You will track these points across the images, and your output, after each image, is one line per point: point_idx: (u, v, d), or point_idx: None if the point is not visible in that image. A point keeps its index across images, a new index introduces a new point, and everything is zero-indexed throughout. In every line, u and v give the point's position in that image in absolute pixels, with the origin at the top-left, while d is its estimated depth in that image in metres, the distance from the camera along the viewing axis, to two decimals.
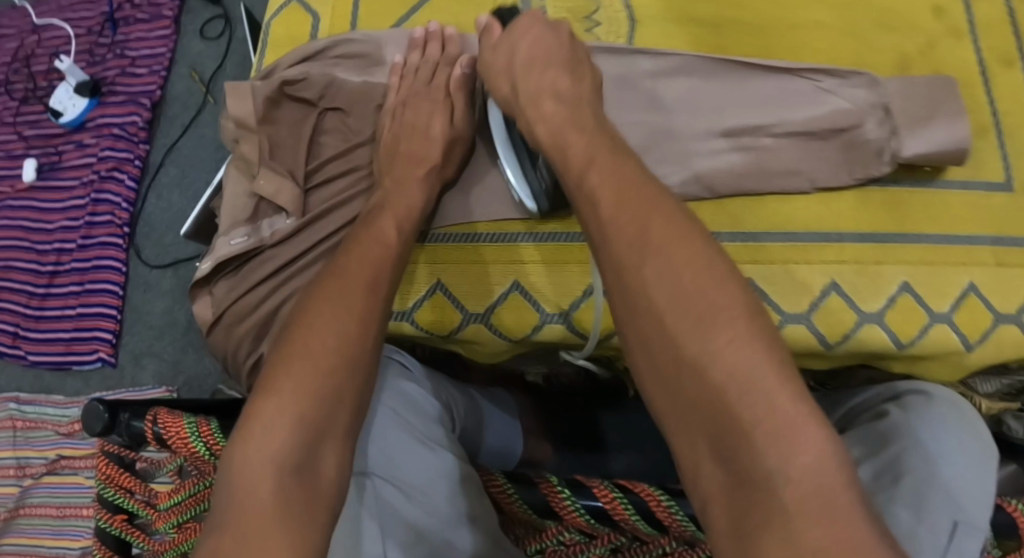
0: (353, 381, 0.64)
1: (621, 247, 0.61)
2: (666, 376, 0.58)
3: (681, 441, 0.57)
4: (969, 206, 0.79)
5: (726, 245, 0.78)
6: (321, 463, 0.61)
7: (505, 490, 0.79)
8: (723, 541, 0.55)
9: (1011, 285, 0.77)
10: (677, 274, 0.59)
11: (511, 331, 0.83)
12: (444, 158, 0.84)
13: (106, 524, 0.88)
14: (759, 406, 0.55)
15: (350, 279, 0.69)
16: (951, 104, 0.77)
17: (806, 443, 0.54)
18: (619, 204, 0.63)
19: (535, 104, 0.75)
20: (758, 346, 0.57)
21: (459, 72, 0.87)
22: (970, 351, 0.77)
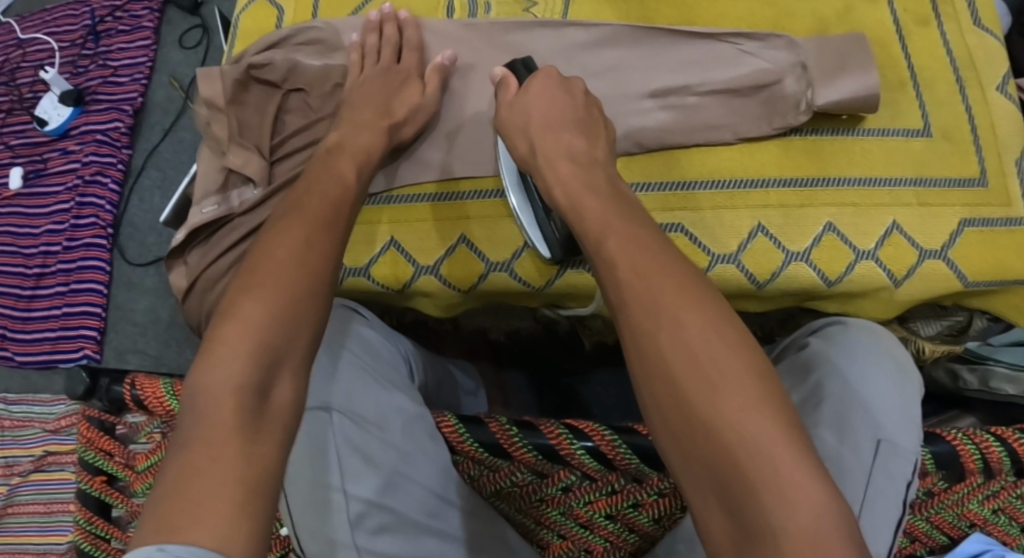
0: (310, 311, 0.66)
1: (636, 315, 0.64)
2: (681, 434, 0.61)
3: (693, 495, 0.61)
4: (889, 152, 0.84)
5: (654, 192, 0.84)
6: (277, 389, 0.63)
7: (457, 431, 0.84)
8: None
9: (932, 222, 0.82)
10: (692, 343, 0.62)
11: (458, 283, 0.87)
12: (408, 118, 0.85)
13: (87, 486, 0.93)
14: (766, 465, 0.58)
15: (308, 215, 0.71)
16: (860, 57, 0.83)
17: (806, 494, 0.58)
18: (635, 273, 0.65)
19: (551, 167, 0.75)
20: (766, 412, 0.60)
21: (438, 62, 0.88)
22: (896, 286, 0.82)
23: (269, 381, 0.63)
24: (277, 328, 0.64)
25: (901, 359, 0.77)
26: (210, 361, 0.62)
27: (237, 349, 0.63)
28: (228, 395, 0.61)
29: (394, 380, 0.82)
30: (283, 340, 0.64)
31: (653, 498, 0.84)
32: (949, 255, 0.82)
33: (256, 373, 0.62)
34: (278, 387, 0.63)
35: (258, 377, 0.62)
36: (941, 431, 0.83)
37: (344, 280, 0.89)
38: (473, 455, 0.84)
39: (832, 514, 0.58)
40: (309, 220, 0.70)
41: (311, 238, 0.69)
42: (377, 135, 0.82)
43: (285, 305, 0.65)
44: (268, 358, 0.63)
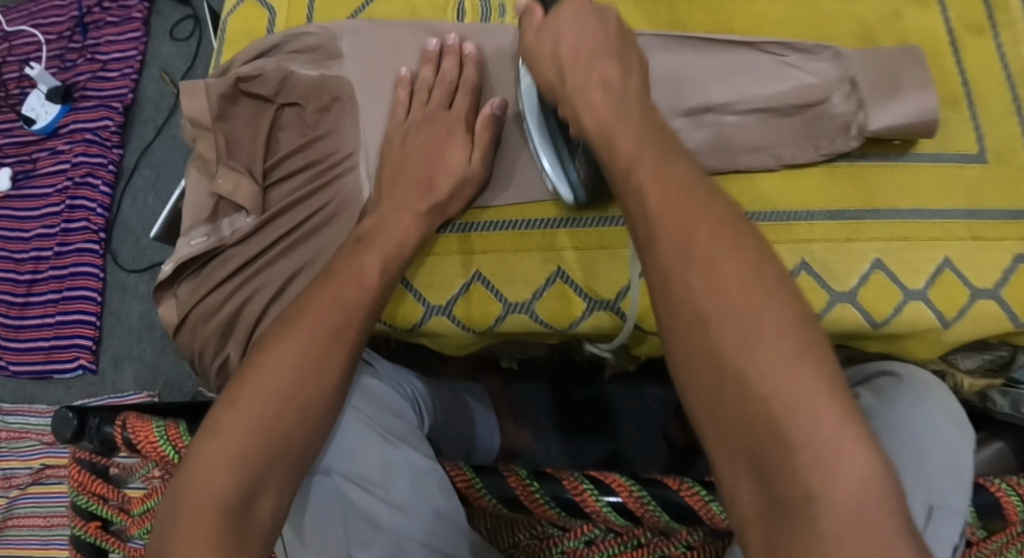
0: (294, 423, 0.67)
1: (667, 254, 0.59)
2: (709, 389, 0.57)
3: (722, 461, 0.57)
4: (942, 178, 0.76)
5: (763, 223, 0.76)
6: (258, 505, 0.64)
7: (473, 485, 0.78)
8: (755, 539, 0.55)
9: (986, 259, 0.75)
10: (724, 282, 0.58)
11: (473, 323, 0.80)
12: (453, 193, 0.78)
13: (81, 531, 0.88)
14: (805, 427, 0.54)
15: (317, 318, 0.70)
16: (915, 74, 0.75)
17: (849, 468, 0.53)
18: (666, 207, 0.60)
19: (583, 95, 0.69)
20: (806, 364, 0.55)
21: (488, 112, 0.79)
22: (947, 328, 0.75)
23: (254, 493, 0.64)
24: (265, 447, 0.65)
25: (955, 416, 0.71)
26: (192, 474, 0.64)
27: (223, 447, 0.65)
28: (209, 514, 0.62)
29: (403, 433, 0.76)
30: (266, 446, 0.65)
31: (681, 551, 0.78)
32: (1001, 295, 0.74)
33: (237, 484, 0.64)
34: (261, 500, 0.64)
35: (240, 494, 0.64)
36: (984, 480, 0.76)
37: None
38: (490, 508, 0.78)
39: (876, 490, 0.53)
40: (317, 328, 0.70)
41: (312, 344, 0.69)
42: (414, 209, 0.77)
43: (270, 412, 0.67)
44: (248, 468, 0.64)
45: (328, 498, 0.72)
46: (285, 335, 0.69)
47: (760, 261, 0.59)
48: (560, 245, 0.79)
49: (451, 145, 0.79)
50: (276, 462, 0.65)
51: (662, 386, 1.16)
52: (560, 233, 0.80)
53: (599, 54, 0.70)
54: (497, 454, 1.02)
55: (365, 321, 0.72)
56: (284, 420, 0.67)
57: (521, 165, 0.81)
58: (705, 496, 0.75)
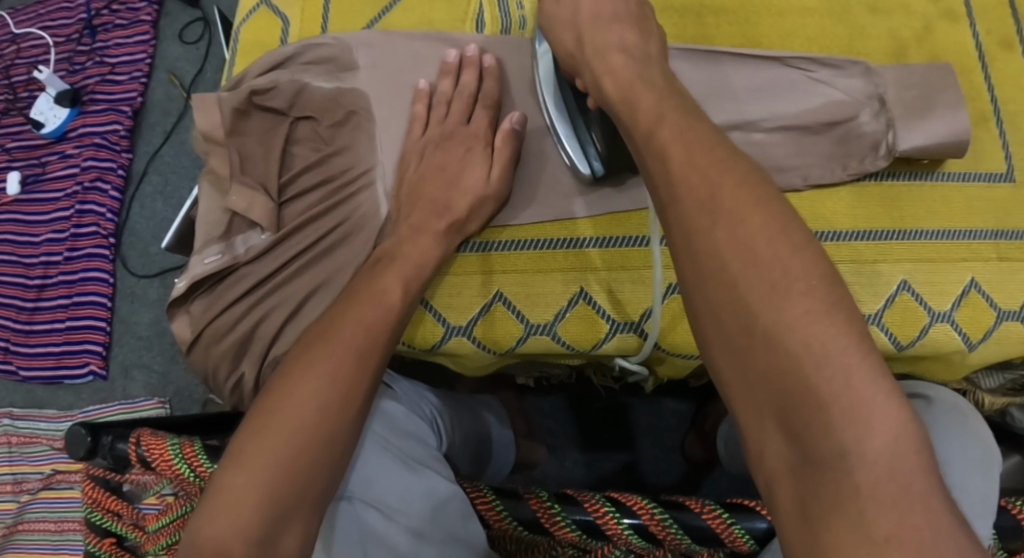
0: (318, 454, 0.65)
1: (693, 212, 0.59)
2: (737, 347, 0.56)
3: (749, 419, 0.56)
4: (970, 199, 0.75)
5: (828, 243, 0.74)
6: (284, 540, 0.63)
7: (493, 507, 0.76)
8: (789, 517, 0.54)
9: (1013, 280, 0.74)
10: (750, 236, 0.57)
11: (495, 344, 0.78)
12: (471, 212, 0.78)
13: (95, 549, 0.85)
14: (837, 381, 0.53)
15: (341, 342, 0.69)
16: (947, 94, 0.73)
17: (883, 424, 0.52)
18: (691, 166, 0.60)
19: (603, 59, 0.71)
20: (836, 319, 0.54)
21: (507, 126, 0.79)
22: (970, 351, 0.74)
23: (280, 527, 0.63)
24: (291, 475, 0.64)
25: (983, 443, 0.69)
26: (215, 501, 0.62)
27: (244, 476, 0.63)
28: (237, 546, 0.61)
29: (423, 457, 0.76)
30: (294, 478, 0.64)
31: None
32: None
33: (262, 524, 0.62)
34: (286, 536, 0.63)
35: (266, 526, 0.62)
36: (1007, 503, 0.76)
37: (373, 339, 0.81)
38: (511, 532, 0.77)
39: (910, 445, 0.52)
40: (342, 354, 0.69)
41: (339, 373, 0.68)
42: (432, 230, 0.77)
43: (296, 446, 0.65)
44: (278, 496, 0.63)
45: (344, 522, 0.70)
46: (308, 359, 0.68)
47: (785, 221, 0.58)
48: (588, 264, 0.79)
49: (467, 166, 0.79)
50: (306, 494, 0.64)
51: (680, 399, 1.15)
52: (589, 253, 0.79)
53: (617, 17, 0.73)
54: (512, 469, 1.02)
55: (386, 344, 0.71)
56: (310, 451, 0.65)
57: (541, 182, 0.80)
58: (728, 519, 0.75)
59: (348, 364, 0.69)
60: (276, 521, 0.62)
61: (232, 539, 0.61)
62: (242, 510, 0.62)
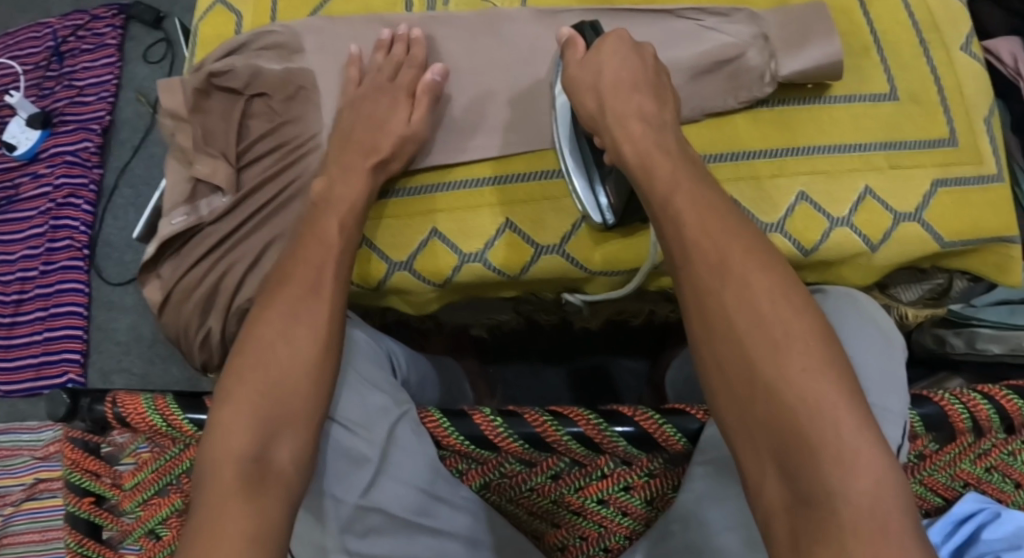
0: (280, 371, 0.71)
1: (701, 272, 0.67)
2: (742, 399, 0.64)
3: (750, 461, 0.63)
4: (856, 117, 0.84)
5: (712, 164, 0.82)
6: (277, 452, 0.68)
7: (442, 425, 0.82)
8: (779, 545, 0.60)
9: (904, 185, 0.82)
10: (756, 301, 0.65)
11: (434, 276, 0.87)
12: (396, 152, 0.85)
13: (75, 508, 0.91)
14: (828, 430, 0.61)
15: (296, 282, 0.76)
16: (822, 26, 0.82)
17: (865, 468, 0.60)
18: (703, 233, 0.68)
19: (623, 125, 0.76)
20: (829, 376, 0.62)
21: (429, 77, 0.87)
22: (874, 252, 0.82)
23: (269, 442, 0.68)
24: (264, 401, 0.70)
25: (884, 327, 0.77)
26: (212, 435, 0.68)
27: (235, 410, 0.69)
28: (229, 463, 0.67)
29: (386, 383, 0.84)
30: (272, 405, 0.70)
31: (644, 479, 0.83)
32: (923, 217, 0.82)
33: (255, 443, 0.68)
34: (277, 450, 0.68)
35: (255, 442, 0.68)
36: (929, 393, 0.78)
37: None
38: (460, 449, 0.82)
39: (889, 487, 0.60)
40: (293, 295, 0.75)
41: (298, 308, 0.74)
42: (362, 168, 0.84)
43: (273, 374, 0.71)
44: (263, 419, 0.69)
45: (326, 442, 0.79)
46: (269, 302, 0.75)
47: (753, 247, 0.67)
48: (512, 197, 0.87)
49: (395, 112, 0.86)
50: (288, 412, 0.70)
51: (638, 355, 1.26)
52: (515, 187, 0.87)
53: (638, 85, 0.78)
54: (471, 400, 1.12)
55: (335, 277, 0.78)
56: (276, 378, 0.71)
57: (480, 131, 0.88)
58: (660, 419, 0.81)
59: (303, 292, 0.75)
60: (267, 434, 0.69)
61: (228, 459, 0.67)
62: (234, 433, 0.68)
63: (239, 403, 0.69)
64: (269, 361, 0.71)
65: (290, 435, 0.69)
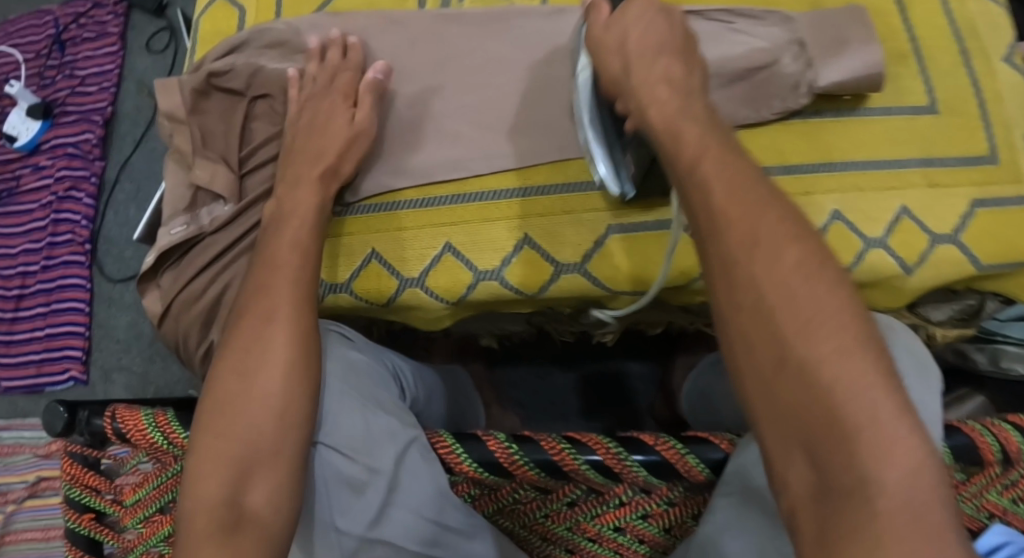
0: (255, 405, 0.69)
1: (731, 248, 0.61)
2: (767, 378, 0.58)
3: (776, 447, 0.57)
4: (895, 131, 0.79)
5: (779, 177, 0.79)
6: (250, 495, 0.66)
7: (453, 451, 0.79)
8: (807, 542, 0.56)
9: (942, 205, 0.78)
10: (787, 281, 0.59)
11: (446, 293, 0.83)
12: (344, 154, 0.82)
13: (74, 525, 0.88)
14: (863, 413, 0.55)
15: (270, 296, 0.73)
16: (860, 33, 0.78)
17: (901, 457, 0.55)
18: (731, 202, 0.61)
19: (648, 91, 0.69)
20: (867, 357, 0.57)
21: (369, 76, 0.85)
22: (909, 274, 0.77)
23: (243, 485, 0.67)
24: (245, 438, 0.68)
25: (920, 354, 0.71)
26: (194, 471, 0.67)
27: (200, 455, 0.67)
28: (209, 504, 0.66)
29: (385, 402, 0.79)
30: (247, 439, 0.68)
31: (663, 507, 0.80)
32: (961, 239, 0.77)
33: (226, 486, 0.66)
34: (253, 487, 0.66)
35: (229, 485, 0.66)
36: (957, 422, 0.75)
37: (324, 297, 0.85)
38: (473, 475, 0.79)
39: (926, 478, 0.55)
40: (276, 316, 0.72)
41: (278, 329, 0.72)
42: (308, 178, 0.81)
43: (251, 397, 0.69)
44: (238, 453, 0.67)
45: (318, 469, 0.75)
46: (249, 324, 0.72)
47: (792, 228, 0.61)
48: (533, 209, 0.83)
49: (332, 110, 0.83)
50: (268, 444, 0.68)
51: (649, 360, 1.22)
52: (533, 201, 0.83)
53: (661, 50, 0.71)
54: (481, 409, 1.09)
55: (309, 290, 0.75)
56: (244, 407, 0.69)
57: (498, 136, 0.84)
58: (683, 450, 0.77)
59: (261, 325, 0.72)
60: (240, 476, 0.67)
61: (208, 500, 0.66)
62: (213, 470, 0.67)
63: (211, 447, 0.67)
64: (236, 405, 0.69)
65: (264, 471, 0.67)
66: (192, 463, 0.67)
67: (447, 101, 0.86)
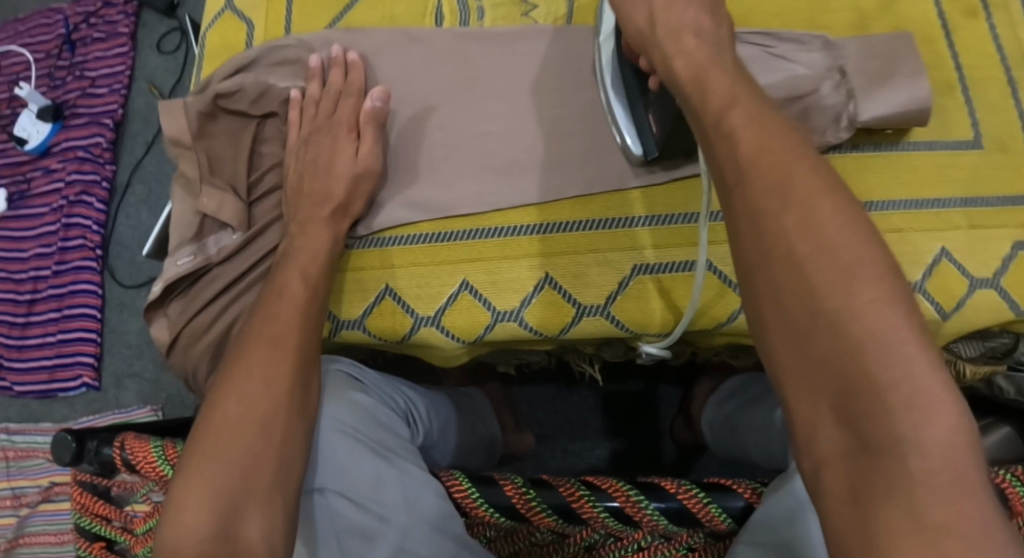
0: (261, 443, 0.65)
1: (760, 193, 0.58)
2: (800, 330, 0.55)
3: (801, 400, 0.54)
4: (938, 167, 0.75)
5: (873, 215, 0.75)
6: (245, 527, 0.61)
7: (469, 495, 0.76)
8: (837, 508, 0.52)
9: (984, 246, 0.74)
10: (822, 223, 0.56)
11: (463, 334, 0.80)
12: (351, 196, 0.80)
13: (83, 553, 0.83)
14: (899, 369, 0.52)
15: (275, 328, 0.70)
16: (909, 63, 0.74)
17: (941, 416, 0.51)
18: (761, 150, 0.59)
19: (674, 38, 0.69)
20: (905, 309, 0.53)
21: (369, 105, 0.82)
22: (946, 319, 0.74)
23: (235, 517, 0.61)
24: (237, 473, 0.63)
25: None
26: (178, 504, 0.61)
27: (187, 481, 0.62)
28: (190, 539, 0.60)
29: (390, 443, 0.75)
30: (237, 471, 0.63)
31: (682, 553, 0.74)
32: (1001, 283, 0.73)
33: (216, 520, 0.61)
34: (246, 522, 0.61)
35: (217, 517, 0.61)
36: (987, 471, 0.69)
37: (335, 333, 0.82)
38: (489, 520, 0.76)
39: (965, 440, 0.51)
40: (279, 350, 0.69)
41: (275, 362, 0.68)
42: (320, 218, 0.78)
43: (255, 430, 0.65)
44: (231, 485, 0.62)
45: (319, 515, 0.72)
46: (254, 357, 0.68)
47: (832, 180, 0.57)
48: (554, 248, 0.80)
49: (336, 144, 0.81)
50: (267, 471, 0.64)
51: (669, 382, 1.18)
52: (553, 239, 0.80)
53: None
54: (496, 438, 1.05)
55: (309, 325, 0.72)
56: (244, 437, 0.65)
57: (521, 165, 0.82)
58: (704, 499, 0.75)
59: (268, 353, 0.69)
60: (230, 508, 0.61)
61: (191, 534, 0.60)
62: (192, 502, 0.61)
63: (204, 472, 0.63)
64: (228, 435, 0.64)
65: (254, 505, 0.62)
66: (177, 494, 0.62)
67: (466, 127, 0.83)
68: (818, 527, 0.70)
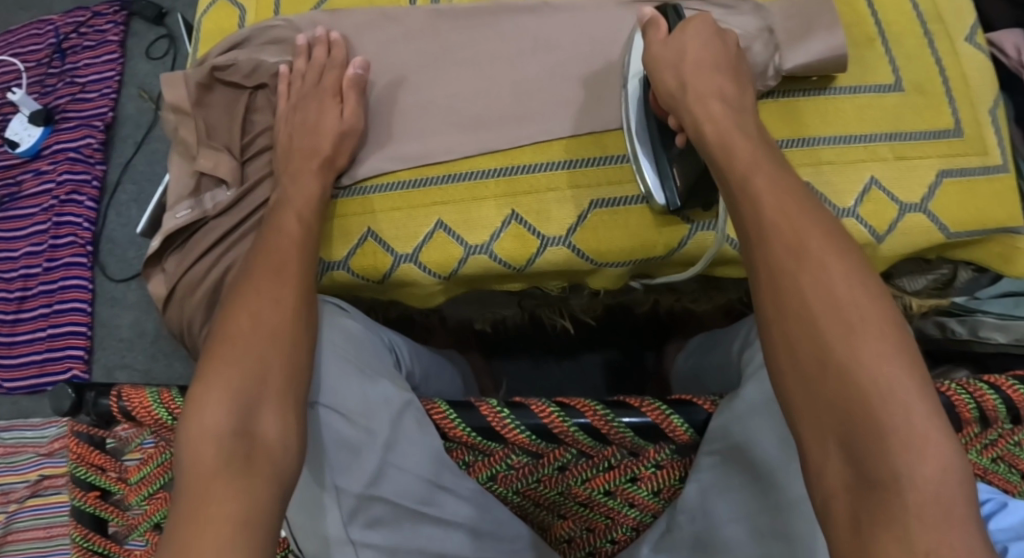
0: (272, 350, 0.71)
1: (777, 251, 0.65)
2: (808, 374, 0.61)
3: (812, 439, 0.61)
4: (861, 108, 0.84)
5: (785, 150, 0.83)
6: (259, 421, 0.68)
7: (448, 417, 0.80)
8: (840, 535, 0.58)
9: (909, 175, 0.82)
10: (835, 285, 0.63)
11: (440, 268, 0.87)
12: (338, 148, 0.87)
13: (80, 502, 0.80)
14: (900, 415, 0.58)
15: (278, 258, 0.78)
16: (825, 18, 0.84)
17: (933, 456, 0.57)
18: (782, 213, 0.66)
19: (703, 105, 0.76)
20: (908, 361, 0.60)
21: (351, 72, 0.90)
22: (880, 242, 0.82)
23: (251, 416, 0.68)
24: (247, 377, 0.69)
25: None
26: (199, 405, 0.68)
27: (206, 383, 0.69)
28: (211, 436, 0.66)
29: (377, 369, 0.82)
30: (249, 375, 0.69)
31: (651, 471, 0.80)
32: (929, 208, 0.82)
33: (234, 417, 0.67)
34: (261, 420, 0.68)
35: (238, 417, 0.67)
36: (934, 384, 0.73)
37: (324, 275, 0.90)
38: (466, 440, 0.79)
39: (954, 477, 0.57)
40: (280, 278, 0.76)
41: (282, 288, 0.75)
42: (310, 169, 0.86)
43: (263, 340, 0.72)
44: (244, 387, 0.69)
45: (312, 426, 0.76)
46: (261, 283, 0.76)
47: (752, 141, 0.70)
48: (518, 189, 0.88)
49: (322, 105, 0.88)
50: (275, 373, 0.70)
51: (648, 346, 1.24)
52: (518, 178, 0.88)
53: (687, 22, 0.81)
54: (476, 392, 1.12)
55: (302, 262, 0.79)
56: (257, 346, 0.71)
57: (493, 121, 0.89)
58: (666, 411, 0.78)
59: (274, 278, 0.76)
60: (247, 406, 0.68)
61: (209, 430, 0.66)
62: (209, 398, 0.68)
63: (225, 376, 0.69)
64: (242, 346, 0.71)
65: (269, 403, 0.69)
66: (199, 395, 0.68)
67: (438, 92, 0.91)
68: (769, 426, 0.75)
